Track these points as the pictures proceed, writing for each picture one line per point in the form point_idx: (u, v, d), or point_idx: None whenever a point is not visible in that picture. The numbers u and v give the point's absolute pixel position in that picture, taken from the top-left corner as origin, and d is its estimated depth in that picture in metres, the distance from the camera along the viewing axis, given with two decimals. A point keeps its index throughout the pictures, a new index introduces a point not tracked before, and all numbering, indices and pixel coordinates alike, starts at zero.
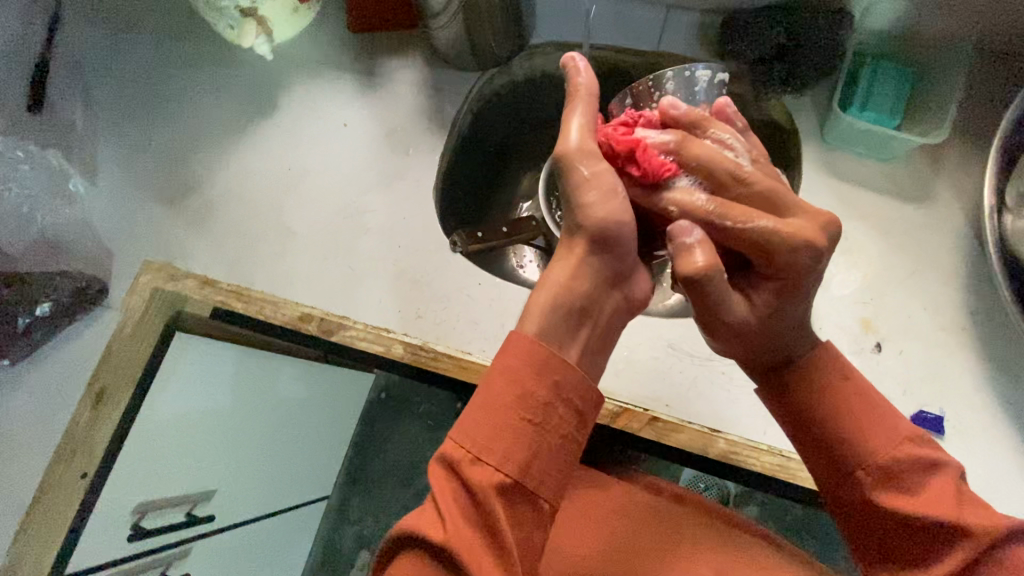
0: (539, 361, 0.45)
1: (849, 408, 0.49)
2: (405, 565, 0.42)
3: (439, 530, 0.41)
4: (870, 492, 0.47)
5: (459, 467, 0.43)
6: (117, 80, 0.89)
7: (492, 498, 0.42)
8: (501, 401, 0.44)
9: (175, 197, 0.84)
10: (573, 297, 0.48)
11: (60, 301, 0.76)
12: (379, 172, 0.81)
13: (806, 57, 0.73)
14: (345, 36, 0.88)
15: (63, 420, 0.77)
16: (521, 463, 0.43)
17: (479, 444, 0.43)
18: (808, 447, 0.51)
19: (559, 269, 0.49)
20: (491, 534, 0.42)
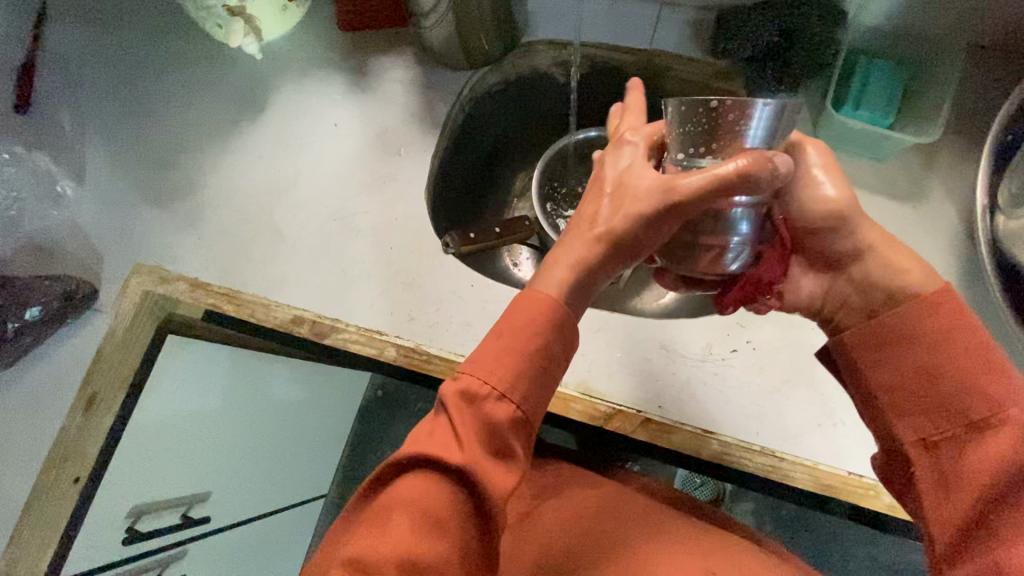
0: (554, 321, 0.49)
1: (965, 353, 0.45)
2: (416, 480, 0.45)
3: (455, 451, 0.45)
4: (982, 433, 0.43)
5: (479, 400, 0.47)
6: (104, 80, 0.88)
7: (507, 429, 0.46)
8: (527, 341, 0.48)
9: (165, 199, 0.83)
10: (579, 280, 0.50)
11: (51, 305, 0.76)
12: (372, 172, 0.81)
13: (800, 55, 0.72)
14: (336, 34, 0.87)
15: (54, 426, 0.76)
16: (530, 403, 0.48)
17: (503, 382, 0.47)
18: (914, 400, 0.47)
19: (574, 252, 0.50)
20: (501, 459, 0.46)
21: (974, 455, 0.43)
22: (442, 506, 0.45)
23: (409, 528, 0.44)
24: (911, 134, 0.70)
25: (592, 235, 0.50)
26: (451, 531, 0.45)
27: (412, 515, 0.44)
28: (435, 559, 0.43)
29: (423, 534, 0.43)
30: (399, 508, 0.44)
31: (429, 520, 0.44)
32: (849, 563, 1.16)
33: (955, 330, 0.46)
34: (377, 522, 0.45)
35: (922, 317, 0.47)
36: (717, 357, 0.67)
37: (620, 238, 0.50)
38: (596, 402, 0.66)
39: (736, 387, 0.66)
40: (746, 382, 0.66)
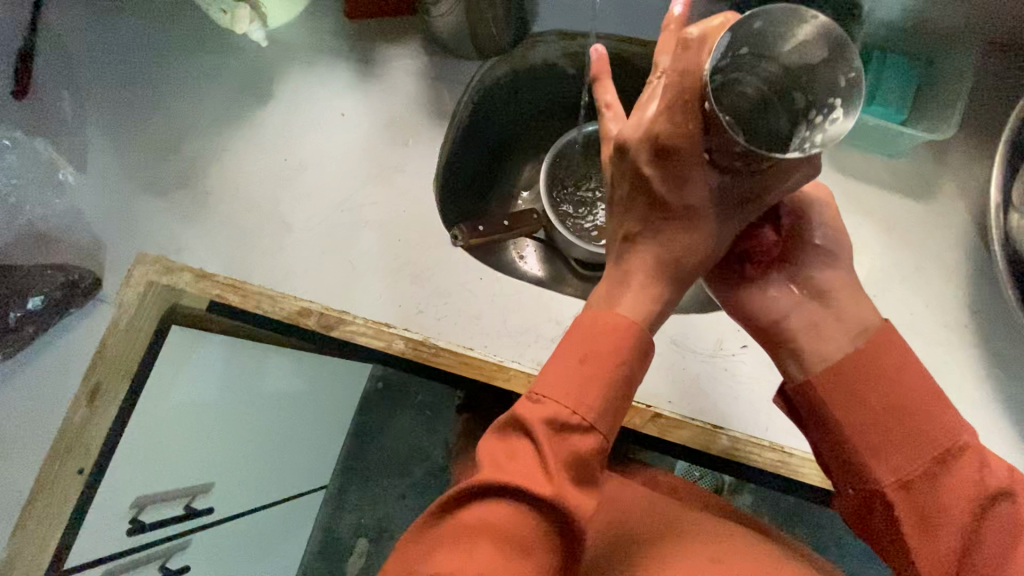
0: (635, 353, 0.48)
1: (921, 388, 0.47)
2: (502, 509, 0.43)
3: (545, 484, 0.43)
4: (952, 467, 0.45)
5: (565, 428, 0.46)
6: (105, 67, 0.86)
7: (594, 456, 0.46)
8: (608, 368, 0.47)
9: (168, 188, 0.82)
10: (655, 310, 0.50)
11: (53, 294, 0.74)
12: (381, 163, 0.80)
13: None
14: (343, 22, 0.86)
15: (57, 416, 0.75)
16: (612, 431, 0.48)
17: (589, 409, 0.46)
18: (889, 439, 0.47)
19: (637, 283, 0.50)
20: (585, 482, 0.46)
21: (951, 493, 0.45)
22: (529, 534, 0.43)
23: (494, 558, 0.42)
24: (924, 129, 0.70)
25: (655, 265, 0.51)
26: (534, 556, 0.43)
27: (497, 544, 0.42)
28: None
29: (509, 564, 0.42)
30: (484, 537, 0.42)
31: (517, 549, 0.42)
32: (847, 555, 1.17)
33: (905, 365, 0.48)
34: (459, 548, 0.42)
35: (880, 358, 0.48)
36: (727, 353, 0.67)
37: (687, 255, 0.50)
38: None
39: (746, 383, 0.66)
40: (757, 378, 0.66)
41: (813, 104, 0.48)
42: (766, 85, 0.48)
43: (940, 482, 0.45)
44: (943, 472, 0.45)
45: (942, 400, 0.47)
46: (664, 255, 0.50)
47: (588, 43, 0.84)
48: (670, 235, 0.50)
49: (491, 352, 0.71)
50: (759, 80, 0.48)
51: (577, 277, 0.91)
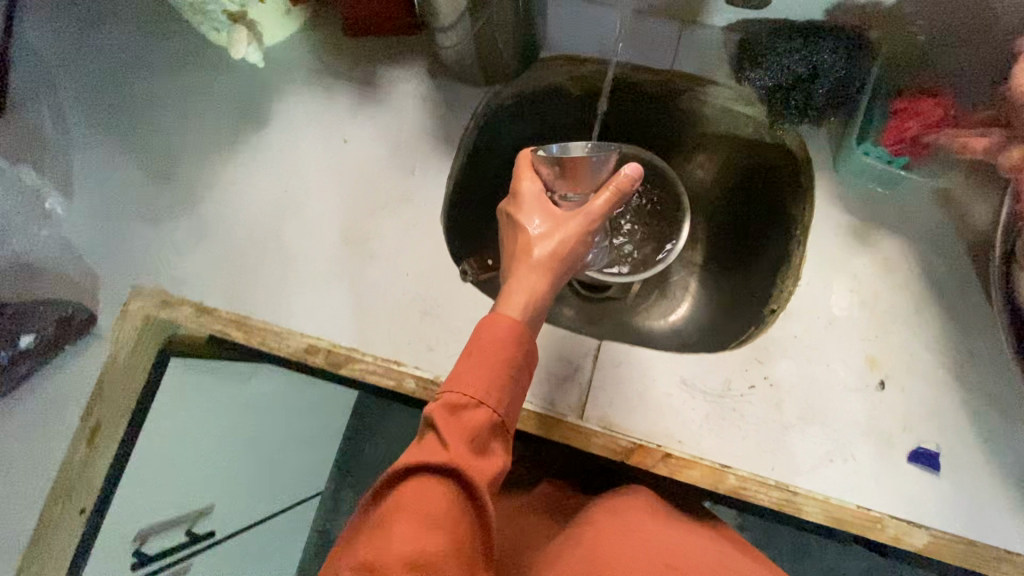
0: (519, 335, 0.53)
1: None
2: (411, 486, 0.46)
3: (442, 452, 0.47)
4: None
5: (456, 408, 0.49)
6: (87, 83, 0.82)
7: (486, 429, 0.49)
8: (493, 350, 0.52)
9: (162, 216, 0.79)
10: (539, 305, 0.57)
11: (46, 332, 0.71)
12: (385, 193, 0.78)
13: (826, 89, 0.71)
14: (342, 40, 0.82)
15: (54, 456, 0.73)
16: (505, 405, 0.52)
17: (480, 391, 0.50)
18: None
19: (526, 280, 0.56)
20: (481, 450, 0.49)
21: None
22: (442, 507, 0.46)
23: (412, 534, 0.44)
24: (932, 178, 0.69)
25: (540, 265, 0.57)
26: (446, 528, 0.46)
27: (411, 519, 0.45)
28: (436, 555, 0.44)
29: (423, 536, 0.45)
30: (397, 513, 0.45)
31: (429, 520, 0.45)
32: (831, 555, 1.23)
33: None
34: (378, 530, 0.45)
35: None
36: (736, 392, 0.68)
37: (559, 259, 0.58)
38: (618, 436, 0.67)
39: (753, 422, 0.67)
40: (764, 418, 0.67)
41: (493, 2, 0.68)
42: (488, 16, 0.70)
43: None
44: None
45: None
46: (545, 251, 0.58)
47: (610, 71, 0.81)
48: (548, 233, 0.59)
49: None
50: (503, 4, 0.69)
51: (580, 299, 0.98)
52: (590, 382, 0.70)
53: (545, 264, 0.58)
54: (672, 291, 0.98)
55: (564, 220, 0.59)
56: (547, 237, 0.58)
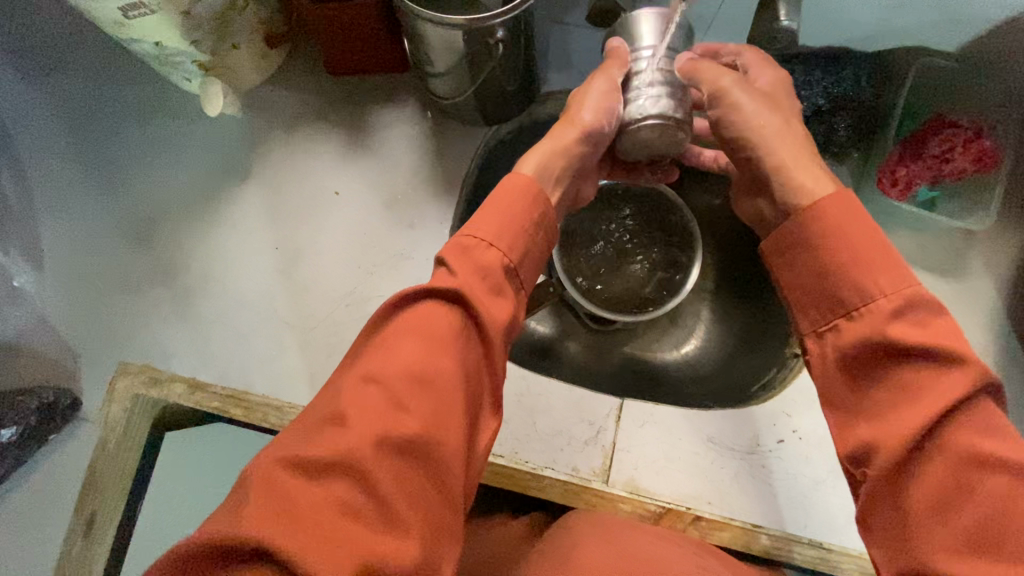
0: (534, 190, 0.49)
1: (856, 262, 0.42)
2: (418, 310, 0.42)
3: (450, 279, 0.42)
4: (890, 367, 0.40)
5: (467, 246, 0.45)
6: (49, 142, 0.75)
7: (495, 274, 0.45)
8: (506, 196, 0.48)
9: (143, 284, 0.73)
10: (557, 162, 0.56)
11: (27, 422, 0.67)
12: (383, 248, 0.73)
13: (845, 121, 0.67)
14: (325, 79, 0.77)
15: (38, 563, 0.66)
16: (519, 254, 0.47)
17: (492, 234, 0.46)
18: (819, 294, 0.44)
19: (545, 146, 0.56)
20: (491, 288, 0.44)
21: (872, 331, 0.40)
22: (447, 329, 0.41)
23: (415, 350, 0.40)
24: (953, 219, 0.65)
25: (565, 139, 0.56)
26: (451, 352, 0.40)
27: (417, 339, 0.40)
28: (441, 373, 0.40)
29: (426, 355, 0.40)
30: (401, 333, 0.41)
31: (434, 337, 0.40)
32: None
33: (872, 238, 0.43)
34: (379, 348, 0.41)
35: (824, 225, 0.44)
36: (765, 449, 0.67)
37: (590, 128, 0.56)
38: (645, 501, 0.65)
39: (782, 479, 0.65)
40: (794, 474, 0.66)
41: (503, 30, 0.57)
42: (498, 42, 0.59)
43: (856, 335, 0.41)
44: (898, 335, 0.39)
45: (880, 274, 0.41)
46: (573, 129, 0.56)
47: None
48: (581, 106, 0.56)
49: (522, 458, 0.67)
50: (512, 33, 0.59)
51: (587, 330, 0.88)
52: (613, 444, 0.67)
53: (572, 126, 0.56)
54: (683, 320, 0.90)
55: (593, 82, 0.57)
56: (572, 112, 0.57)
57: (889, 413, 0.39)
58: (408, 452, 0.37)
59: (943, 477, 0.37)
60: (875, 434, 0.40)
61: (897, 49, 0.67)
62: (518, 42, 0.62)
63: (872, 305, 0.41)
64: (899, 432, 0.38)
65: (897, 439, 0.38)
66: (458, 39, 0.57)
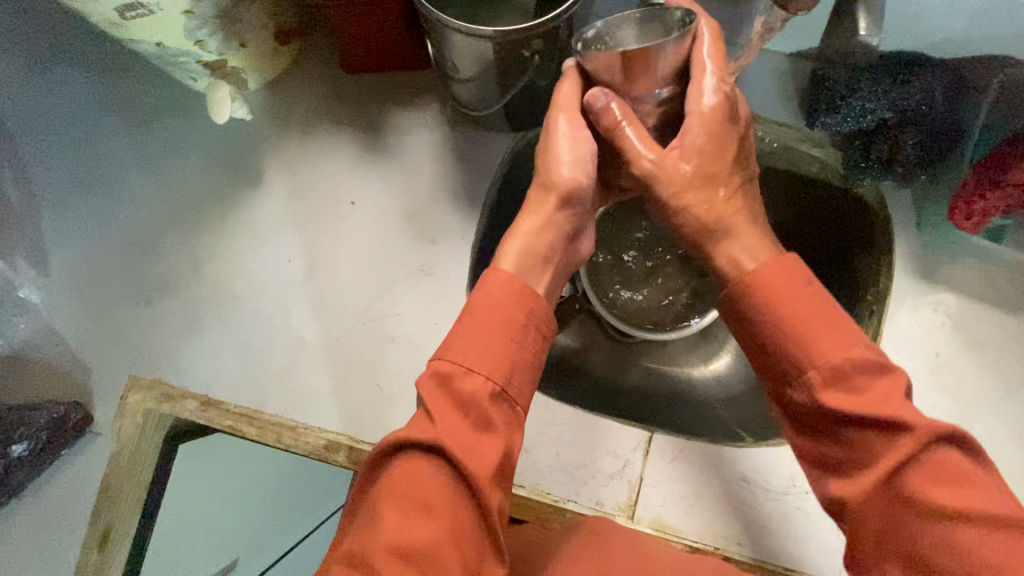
0: (518, 298, 0.44)
1: (797, 326, 0.40)
2: (399, 469, 0.39)
3: (428, 429, 0.39)
4: (849, 432, 0.38)
5: (447, 378, 0.41)
6: (48, 142, 0.71)
7: (482, 404, 0.40)
8: (481, 308, 0.44)
9: (151, 296, 0.70)
10: (540, 241, 0.50)
11: (39, 439, 0.64)
12: (401, 265, 0.69)
13: (917, 137, 0.59)
14: (341, 78, 0.72)
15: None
16: (508, 373, 0.42)
17: (473, 357, 0.42)
18: (769, 360, 0.41)
19: (531, 230, 0.50)
20: (478, 423, 0.40)
21: (827, 404, 0.38)
22: (433, 488, 0.38)
23: (399, 519, 0.37)
24: None
25: (547, 210, 0.51)
26: (441, 513, 0.38)
27: (401, 506, 0.38)
28: (428, 544, 0.37)
29: (411, 523, 0.37)
30: (385, 498, 0.38)
31: (416, 501, 0.37)
32: None
33: (813, 299, 0.40)
34: (366, 519, 0.38)
35: (761, 291, 0.41)
36: (801, 490, 0.63)
37: (568, 189, 0.51)
38: (673, 541, 0.62)
39: (818, 520, 0.62)
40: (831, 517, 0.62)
41: (536, 40, 0.52)
42: (530, 53, 0.54)
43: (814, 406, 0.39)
44: (838, 406, 0.38)
45: (816, 331, 0.39)
46: (555, 195, 0.51)
47: None
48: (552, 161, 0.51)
49: (543, 489, 0.65)
50: (544, 41, 0.53)
51: (613, 340, 0.79)
52: (640, 479, 0.64)
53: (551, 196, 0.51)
54: (713, 334, 0.81)
55: (554, 125, 0.51)
56: (546, 169, 0.51)
57: (849, 465, 0.39)
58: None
59: (891, 525, 0.37)
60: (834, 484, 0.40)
61: (974, 57, 0.59)
62: (554, 51, 0.56)
63: (808, 377, 0.39)
64: (857, 489, 0.38)
65: (854, 493, 0.38)
66: (488, 49, 0.52)
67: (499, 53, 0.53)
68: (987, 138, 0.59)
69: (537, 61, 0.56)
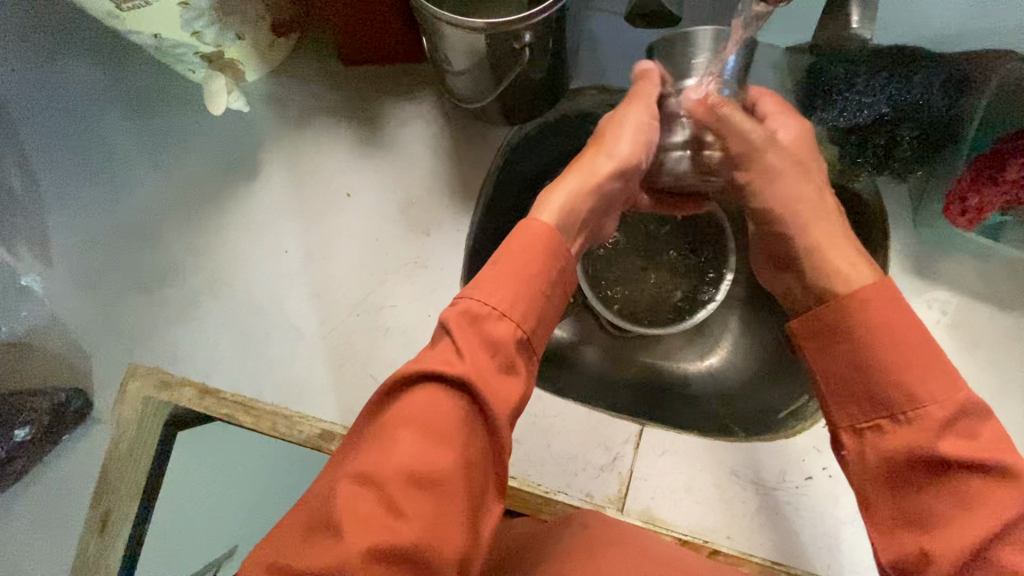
0: (548, 248, 0.46)
1: (900, 355, 0.40)
2: (419, 397, 0.38)
3: (455, 361, 0.39)
4: (944, 474, 0.37)
5: (479, 315, 0.42)
6: (50, 131, 0.72)
7: (507, 349, 0.41)
8: (519, 257, 0.45)
9: (151, 283, 0.71)
10: (581, 206, 0.53)
11: (40, 421, 0.67)
12: (397, 257, 0.69)
13: (912, 132, 0.60)
14: (339, 69, 0.72)
15: (57, 557, 0.67)
16: (532, 320, 0.44)
17: (505, 301, 0.42)
18: (855, 386, 0.41)
19: (573, 185, 0.53)
20: (501, 364, 0.41)
21: (921, 440, 0.38)
22: (449, 420, 0.38)
23: (415, 443, 0.37)
24: None
25: (598, 175, 0.53)
26: (456, 446, 0.38)
27: (416, 432, 0.37)
28: (441, 471, 0.37)
29: (427, 451, 0.37)
30: (399, 424, 0.38)
31: (435, 429, 0.37)
32: None
33: (922, 337, 0.40)
34: (378, 440, 0.38)
35: (862, 314, 0.42)
36: (791, 486, 0.64)
37: (621, 165, 0.54)
38: (662, 533, 0.62)
39: (808, 516, 0.62)
40: (821, 514, 0.62)
41: (529, 31, 0.51)
42: (525, 45, 0.54)
43: (906, 436, 0.38)
44: (939, 445, 0.37)
45: (923, 366, 0.39)
46: (602, 160, 0.54)
47: None
48: (612, 140, 0.54)
49: (535, 480, 0.65)
50: (537, 32, 0.53)
51: (608, 335, 0.79)
52: (631, 471, 0.65)
53: (601, 160, 0.54)
54: (708, 330, 0.80)
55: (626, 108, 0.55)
56: (602, 146, 0.54)
57: (941, 520, 0.37)
58: (400, 565, 0.35)
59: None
60: (924, 543, 0.37)
61: (980, 51, 0.59)
62: (545, 44, 0.56)
63: (909, 413, 0.39)
64: (948, 543, 0.36)
65: (952, 552, 0.36)
66: (480, 41, 0.52)
67: (493, 43, 0.53)
68: (988, 135, 0.59)
69: (531, 52, 0.56)
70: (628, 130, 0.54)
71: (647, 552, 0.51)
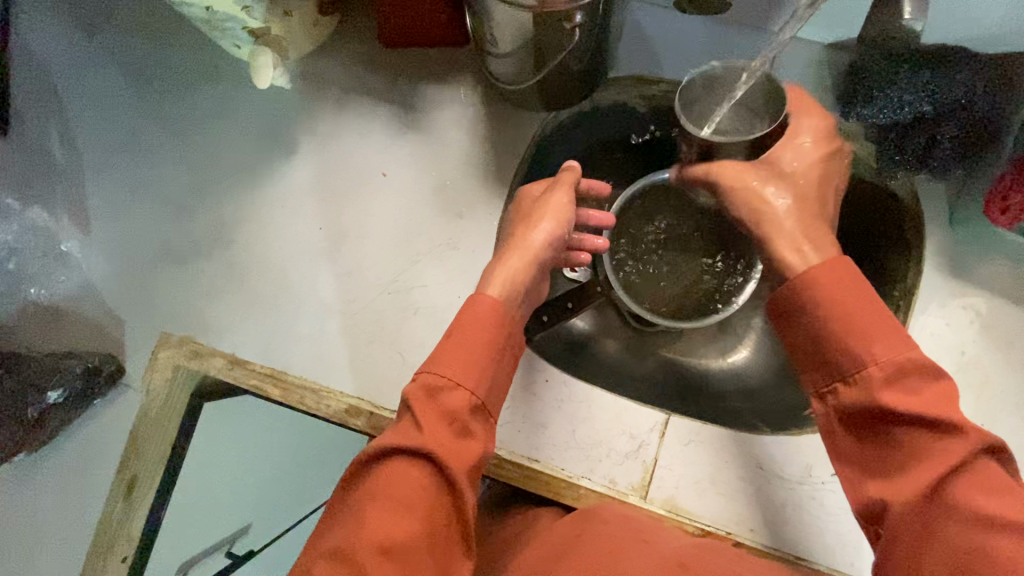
0: (499, 318, 0.48)
1: (849, 326, 0.44)
2: (387, 472, 0.41)
3: (417, 435, 0.42)
4: (894, 430, 0.41)
5: (435, 390, 0.45)
6: (94, 99, 0.74)
7: (464, 416, 0.44)
8: (470, 329, 0.48)
9: (186, 254, 0.72)
10: (522, 277, 0.55)
11: (73, 387, 0.67)
12: (429, 239, 0.70)
13: (947, 132, 0.60)
14: (378, 52, 0.73)
15: (84, 518, 0.68)
16: (486, 387, 0.46)
17: (460, 373, 0.45)
18: (811, 355, 0.46)
19: (514, 263, 0.55)
20: (460, 430, 0.44)
21: (867, 398, 0.42)
22: (415, 489, 0.41)
23: (384, 516, 0.40)
24: None
25: (529, 248, 0.56)
26: (422, 514, 0.41)
27: (386, 505, 0.40)
28: (406, 540, 0.40)
29: (395, 523, 0.40)
30: (369, 501, 0.41)
31: (401, 502, 0.40)
32: None
33: (867, 304, 0.44)
34: (351, 517, 0.41)
35: (815, 290, 0.45)
36: (816, 481, 0.63)
37: (550, 241, 0.57)
38: (685, 523, 0.62)
39: (833, 512, 0.62)
40: (846, 510, 0.62)
41: (577, 11, 0.52)
42: (572, 26, 0.54)
43: (859, 393, 0.43)
44: (889, 402, 0.41)
45: (869, 330, 0.43)
46: (540, 234, 0.57)
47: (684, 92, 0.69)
48: (545, 219, 0.58)
49: (557, 465, 0.65)
50: (585, 14, 0.53)
51: (629, 329, 0.79)
52: (655, 460, 0.65)
53: (532, 230, 0.57)
54: (732, 328, 0.80)
55: (549, 194, 0.59)
56: (534, 221, 0.58)
57: (902, 471, 0.41)
58: None
59: (950, 535, 0.38)
60: (885, 491, 0.41)
61: None
62: (593, 30, 0.57)
63: (866, 373, 0.42)
64: (901, 491, 0.40)
65: (907, 495, 0.40)
66: (528, 20, 0.53)
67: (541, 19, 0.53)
68: None
69: (578, 32, 0.56)
70: (552, 204, 0.58)
71: (674, 542, 0.51)
